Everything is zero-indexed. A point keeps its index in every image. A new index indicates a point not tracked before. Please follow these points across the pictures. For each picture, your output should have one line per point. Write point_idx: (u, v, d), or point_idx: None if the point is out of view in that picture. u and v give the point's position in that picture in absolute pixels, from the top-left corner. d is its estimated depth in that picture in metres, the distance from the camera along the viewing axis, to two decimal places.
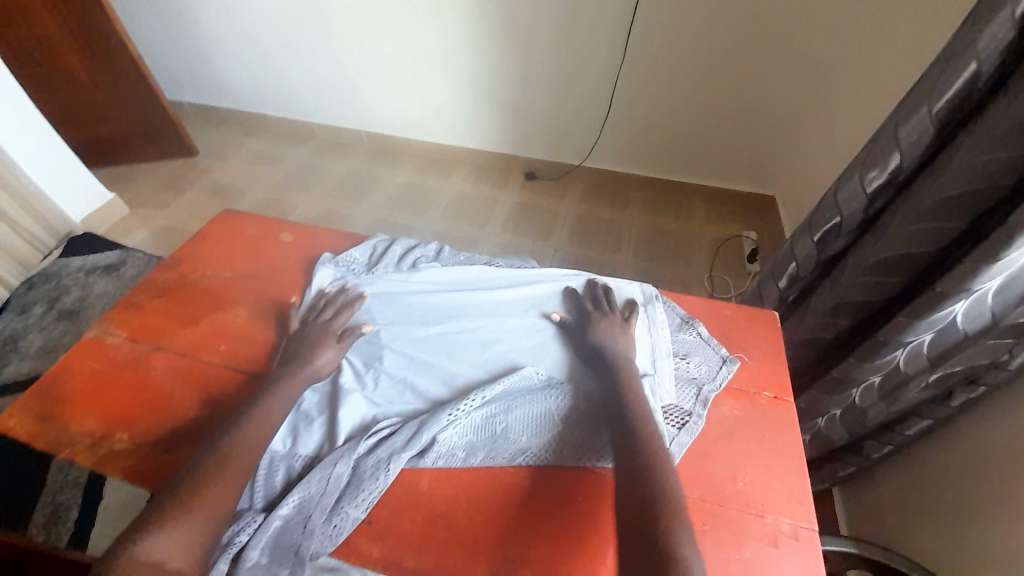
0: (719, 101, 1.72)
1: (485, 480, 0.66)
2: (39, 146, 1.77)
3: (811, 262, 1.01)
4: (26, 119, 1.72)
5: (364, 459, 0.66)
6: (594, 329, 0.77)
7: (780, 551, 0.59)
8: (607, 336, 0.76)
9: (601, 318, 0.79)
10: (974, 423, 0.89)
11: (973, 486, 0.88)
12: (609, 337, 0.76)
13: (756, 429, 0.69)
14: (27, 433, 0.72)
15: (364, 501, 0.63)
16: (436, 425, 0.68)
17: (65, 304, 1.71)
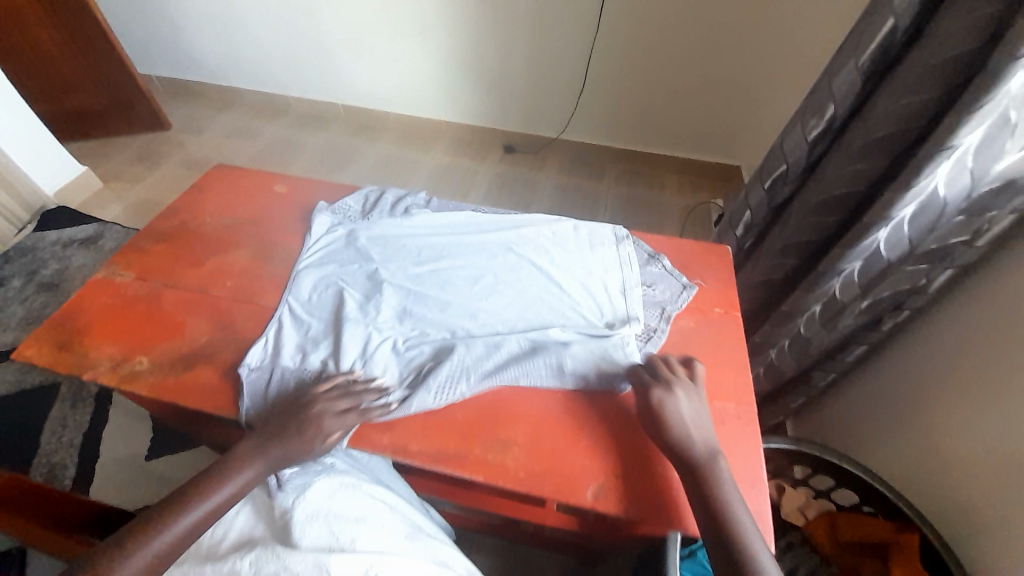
0: (687, 74, 1.82)
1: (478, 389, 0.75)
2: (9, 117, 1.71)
3: (762, 209, 1.14)
4: None
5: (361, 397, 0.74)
6: (656, 412, 0.67)
7: (728, 428, 0.71)
8: (671, 420, 0.66)
9: (663, 391, 0.69)
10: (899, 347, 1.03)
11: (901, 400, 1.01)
12: (675, 421, 0.66)
13: (708, 339, 0.81)
14: (49, 359, 0.78)
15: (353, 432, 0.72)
16: (422, 400, 0.72)
17: (45, 276, 1.68)
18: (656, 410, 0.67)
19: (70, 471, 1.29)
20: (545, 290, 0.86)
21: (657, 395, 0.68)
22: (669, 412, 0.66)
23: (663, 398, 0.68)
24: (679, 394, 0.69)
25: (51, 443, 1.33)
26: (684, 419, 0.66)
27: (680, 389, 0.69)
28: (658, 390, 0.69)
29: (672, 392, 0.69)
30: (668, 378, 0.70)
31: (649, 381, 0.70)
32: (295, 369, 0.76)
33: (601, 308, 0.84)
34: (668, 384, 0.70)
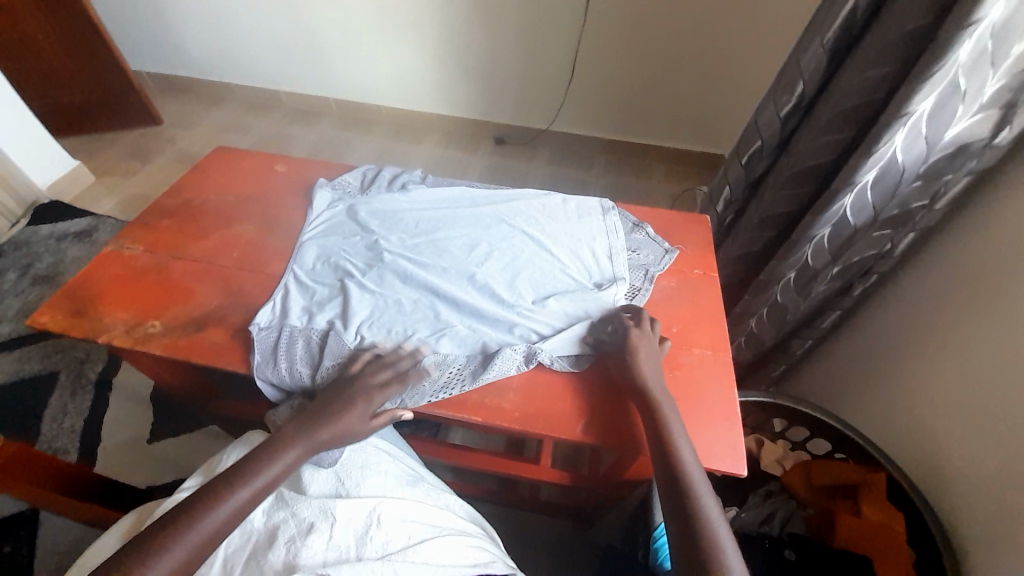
0: (670, 66, 1.88)
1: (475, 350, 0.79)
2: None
3: (741, 184, 1.21)
4: None
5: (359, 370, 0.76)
6: (630, 353, 0.73)
7: (705, 371, 0.78)
8: (641, 361, 0.72)
9: (639, 336, 0.75)
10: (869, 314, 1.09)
11: (872, 361, 1.08)
12: (644, 362, 0.72)
13: (689, 297, 0.87)
14: (62, 324, 0.84)
15: None
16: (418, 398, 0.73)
17: (40, 269, 1.67)
18: (631, 352, 0.73)
19: (73, 454, 1.29)
20: (539, 277, 0.87)
21: (633, 338, 0.75)
22: (640, 353, 0.73)
23: (638, 341, 0.74)
24: (648, 341, 0.76)
25: (50, 429, 1.33)
26: (650, 362, 0.73)
27: (650, 337, 0.76)
28: (635, 334, 0.75)
29: (644, 337, 0.75)
30: (639, 326, 0.77)
31: (628, 326, 0.77)
32: (304, 327, 0.81)
33: (589, 270, 0.89)
34: (641, 330, 0.76)
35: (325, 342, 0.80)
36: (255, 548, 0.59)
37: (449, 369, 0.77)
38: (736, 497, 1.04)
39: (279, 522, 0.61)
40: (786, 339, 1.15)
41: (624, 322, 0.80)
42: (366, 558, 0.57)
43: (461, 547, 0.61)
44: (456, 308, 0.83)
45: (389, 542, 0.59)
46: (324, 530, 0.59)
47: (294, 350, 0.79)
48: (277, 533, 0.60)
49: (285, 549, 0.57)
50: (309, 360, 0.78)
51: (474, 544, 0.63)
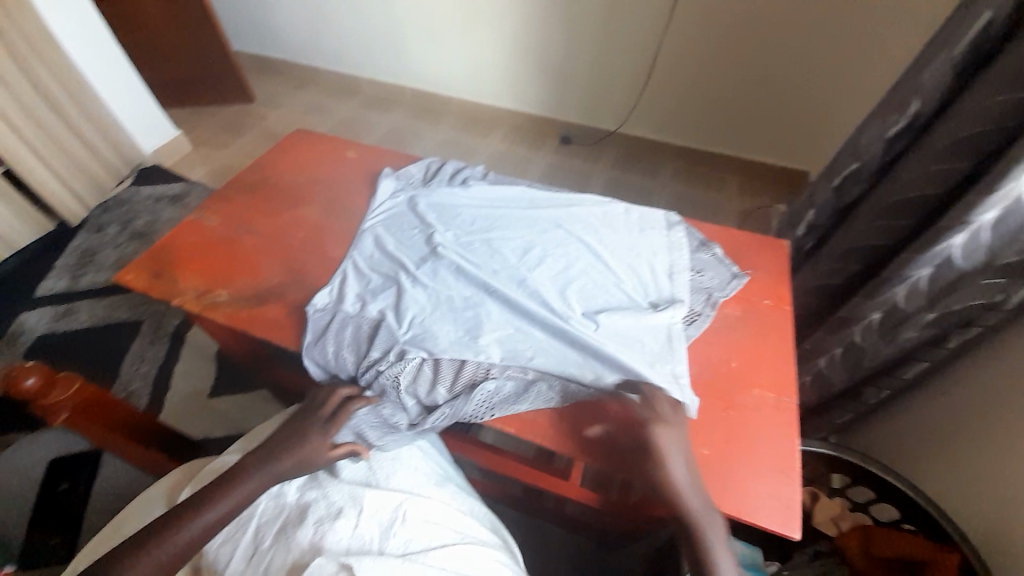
0: (759, 73, 1.74)
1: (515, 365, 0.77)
2: (114, 79, 1.85)
3: (828, 209, 1.10)
4: (102, 49, 1.78)
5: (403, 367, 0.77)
6: (657, 450, 0.65)
7: (764, 414, 0.72)
8: (669, 460, 0.64)
9: (663, 429, 0.67)
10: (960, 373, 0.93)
11: (960, 426, 0.94)
12: (673, 462, 0.64)
13: (754, 329, 0.80)
14: (143, 283, 0.92)
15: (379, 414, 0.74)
16: (457, 408, 0.73)
17: (138, 226, 1.85)
18: (657, 448, 0.65)
19: (145, 397, 1.42)
20: (592, 292, 0.83)
21: (658, 432, 0.66)
22: (667, 449, 0.65)
23: (666, 433, 0.66)
24: (674, 430, 0.67)
25: (129, 372, 1.47)
26: (680, 459, 0.65)
27: (677, 426, 0.67)
28: (659, 426, 0.67)
29: (669, 427, 0.67)
30: (662, 412, 0.68)
31: (651, 414, 0.68)
32: (357, 314, 0.84)
33: (646, 288, 0.84)
34: (666, 420, 0.67)
35: (374, 333, 0.81)
36: (285, 522, 0.61)
37: (491, 373, 0.75)
38: (779, 553, 0.99)
39: (310, 502, 0.62)
40: (858, 386, 1.02)
41: (678, 351, 0.75)
42: (389, 553, 0.57)
43: (481, 559, 0.60)
44: (504, 309, 0.82)
45: (412, 540, 0.59)
46: (351, 517, 0.60)
47: (344, 337, 0.81)
48: (308, 512, 0.61)
49: (313, 529, 0.58)
50: (357, 348, 0.80)
51: (495, 557, 0.62)
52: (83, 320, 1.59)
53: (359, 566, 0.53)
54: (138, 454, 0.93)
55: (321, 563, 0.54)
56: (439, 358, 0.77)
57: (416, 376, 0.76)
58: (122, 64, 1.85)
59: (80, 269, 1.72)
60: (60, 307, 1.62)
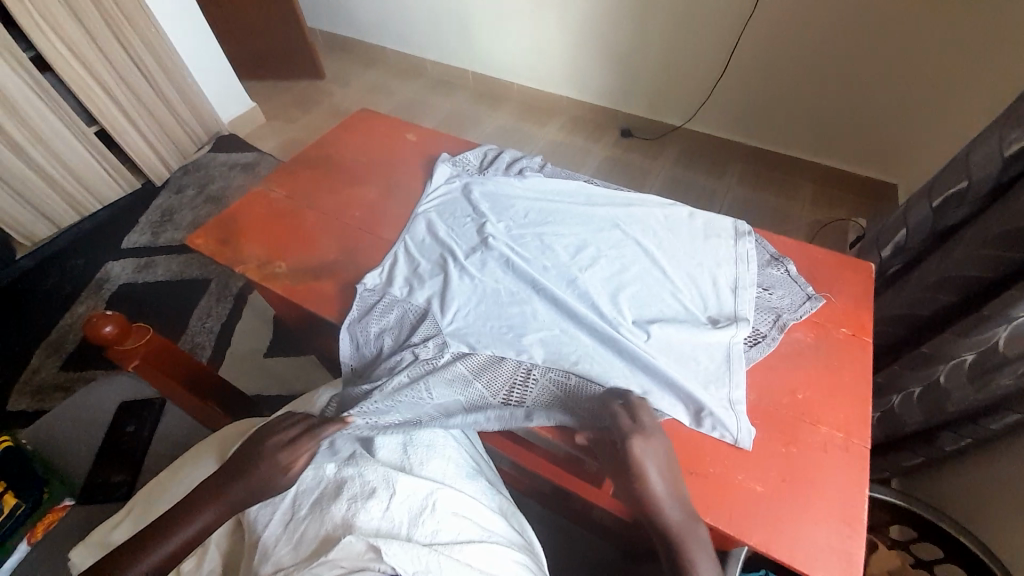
0: (850, 74, 1.57)
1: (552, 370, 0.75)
2: (198, 50, 1.95)
3: (923, 231, 0.99)
4: (190, 22, 1.88)
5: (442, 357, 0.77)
6: (635, 467, 0.59)
7: (827, 455, 0.66)
8: (647, 479, 0.59)
9: (641, 442, 0.61)
10: None
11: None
12: (652, 481, 0.59)
13: (825, 360, 0.73)
14: (211, 248, 0.97)
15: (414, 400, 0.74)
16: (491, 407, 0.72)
17: (212, 190, 1.97)
18: (632, 465, 0.59)
19: (206, 352, 1.52)
20: (643, 302, 0.79)
21: (635, 446, 0.60)
22: (644, 467, 0.59)
23: (641, 444, 0.61)
24: (654, 442, 0.62)
25: (194, 326, 1.58)
26: (659, 476, 0.59)
27: (660, 439, 0.62)
28: (634, 439, 0.61)
29: (646, 440, 0.61)
30: (638, 422, 0.63)
31: (628, 427, 0.63)
32: (404, 300, 0.85)
33: (705, 301, 0.79)
34: (644, 432, 0.62)
35: (419, 320, 0.82)
36: (322, 494, 0.62)
37: (531, 373, 0.74)
38: None
39: (346, 477, 0.63)
40: (934, 429, 0.91)
41: (733, 373, 0.70)
42: (416, 540, 0.57)
43: (506, 560, 0.59)
44: (550, 307, 0.80)
45: (441, 531, 0.58)
46: (383, 500, 0.60)
47: (389, 321, 0.83)
48: (343, 487, 0.62)
49: (346, 507, 0.59)
50: (401, 333, 0.82)
51: (517, 559, 0.61)
52: (158, 274, 1.72)
53: (388, 550, 0.53)
54: (201, 414, 0.90)
55: (350, 542, 0.55)
56: (479, 352, 0.77)
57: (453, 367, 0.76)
58: (205, 36, 1.95)
59: (160, 226, 1.86)
60: (141, 260, 1.76)
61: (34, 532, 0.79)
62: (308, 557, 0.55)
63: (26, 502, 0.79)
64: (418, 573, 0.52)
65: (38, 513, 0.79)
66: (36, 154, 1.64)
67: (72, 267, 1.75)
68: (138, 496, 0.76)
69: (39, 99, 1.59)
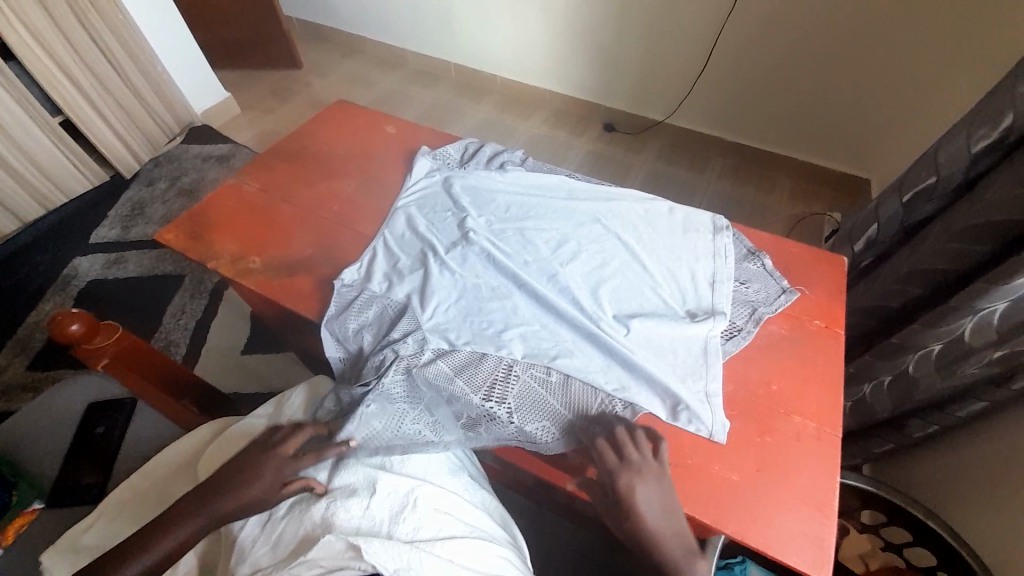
0: (827, 72, 1.60)
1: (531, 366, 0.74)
2: (169, 37, 1.88)
3: (894, 225, 1.02)
4: (161, 9, 1.81)
5: (422, 354, 0.77)
6: (629, 508, 0.58)
7: (801, 445, 0.67)
8: (641, 517, 0.58)
9: (631, 480, 0.60)
10: (1003, 422, 0.83)
11: (992, 481, 0.84)
12: (646, 518, 0.58)
13: (801, 352, 0.75)
14: (182, 244, 0.95)
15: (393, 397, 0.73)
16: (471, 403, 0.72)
17: (186, 183, 1.91)
18: (625, 505, 0.58)
19: (181, 349, 1.48)
20: (623, 296, 0.80)
21: (627, 486, 0.59)
22: (637, 504, 0.58)
23: (635, 485, 0.59)
24: (646, 478, 0.60)
25: (169, 323, 1.53)
26: (653, 512, 0.59)
27: (651, 473, 0.61)
28: (624, 478, 0.60)
29: (638, 478, 0.60)
30: (627, 458, 0.61)
31: (616, 465, 0.61)
32: (384, 295, 0.84)
33: (684, 295, 0.80)
34: (635, 470, 0.60)
35: (399, 315, 0.81)
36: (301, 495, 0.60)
37: (513, 369, 0.74)
38: None
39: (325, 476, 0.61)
40: (904, 417, 0.94)
41: (710, 367, 0.71)
42: (398, 538, 0.56)
43: (488, 555, 0.59)
44: (532, 302, 0.80)
45: (422, 528, 0.57)
46: (363, 498, 0.59)
47: (368, 318, 0.82)
48: (323, 486, 0.61)
49: (325, 507, 0.58)
50: (381, 329, 0.81)
51: (500, 554, 0.61)
52: (129, 270, 1.66)
53: (368, 549, 0.52)
54: (179, 416, 0.87)
55: (329, 541, 0.54)
56: (459, 349, 0.77)
57: (434, 364, 0.76)
58: (176, 23, 1.87)
59: (131, 220, 1.80)
60: (111, 255, 1.70)
61: (5, 535, 0.76)
62: (286, 558, 0.54)
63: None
64: (398, 571, 0.51)
65: (8, 516, 0.77)
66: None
67: (37, 263, 1.68)
68: (109, 499, 0.73)
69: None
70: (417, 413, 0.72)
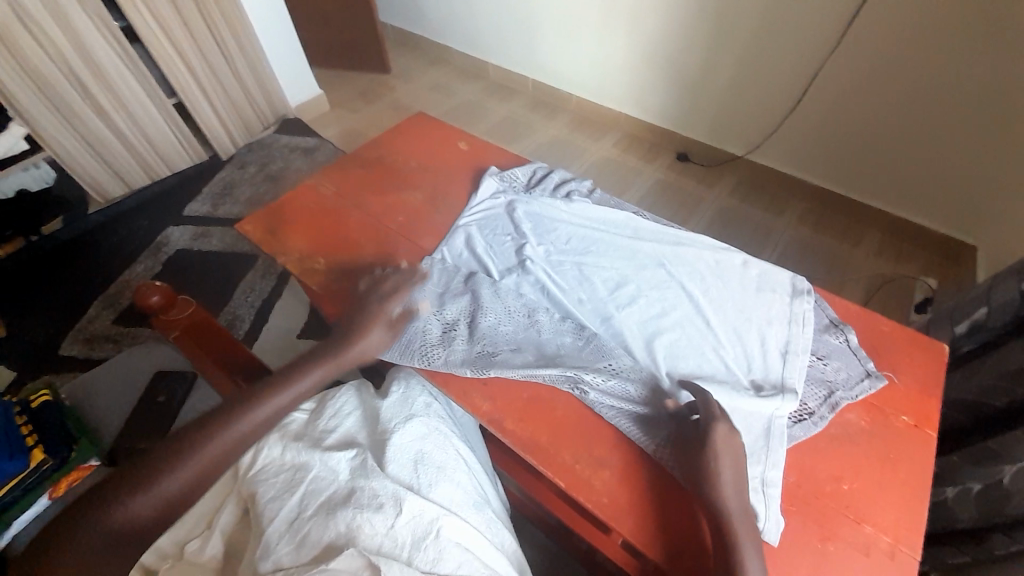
0: (936, 126, 1.45)
1: (578, 418, 0.73)
2: (275, 35, 2.03)
3: (1007, 312, 0.89)
4: (271, 9, 1.96)
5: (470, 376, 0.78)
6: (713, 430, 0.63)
7: (868, 559, 0.59)
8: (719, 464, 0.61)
9: (723, 430, 0.63)
10: None
11: None
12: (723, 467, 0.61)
13: (879, 451, 0.67)
14: (257, 236, 1.01)
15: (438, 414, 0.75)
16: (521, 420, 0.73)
17: (271, 170, 2.05)
18: (710, 447, 0.62)
19: (245, 325, 1.57)
20: (680, 355, 0.75)
21: (715, 431, 0.63)
22: (719, 454, 0.61)
23: (721, 432, 0.62)
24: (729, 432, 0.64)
25: (237, 299, 1.64)
26: (731, 468, 0.61)
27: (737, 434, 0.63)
28: (716, 423, 0.63)
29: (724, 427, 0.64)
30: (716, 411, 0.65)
31: (716, 412, 0.65)
32: (441, 330, 0.82)
33: (750, 363, 0.74)
34: (727, 425, 0.64)
35: (443, 345, 0.80)
36: (332, 501, 0.60)
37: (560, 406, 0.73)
38: None
39: (358, 486, 0.61)
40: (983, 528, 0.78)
41: (773, 449, 0.65)
42: (416, 566, 0.55)
43: None
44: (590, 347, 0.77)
45: (443, 560, 0.56)
46: (389, 516, 0.58)
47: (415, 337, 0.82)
48: (353, 495, 0.60)
49: (352, 516, 0.58)
50: (422, 357, 0.79)
51: None
52: (210, 244, 1.80)
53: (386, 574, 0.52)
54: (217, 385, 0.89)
55: (351, 554, 0.54)
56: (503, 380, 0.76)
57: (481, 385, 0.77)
58: (283, 24, 2.03)
59: (220, 199, 1.95)
60: (198, 229, 1.85)
61: (57, 487, 0.84)
62: (309, 563, 0.54)
63: (51, 459, 0.83)
64: None
65: (64, 470, 0.84)
66: (116, 118, 1.76)
67: (137, 226, 1.86)
68: None
69: (126, 68, 1.70)
70: (450, 453, 0.70)
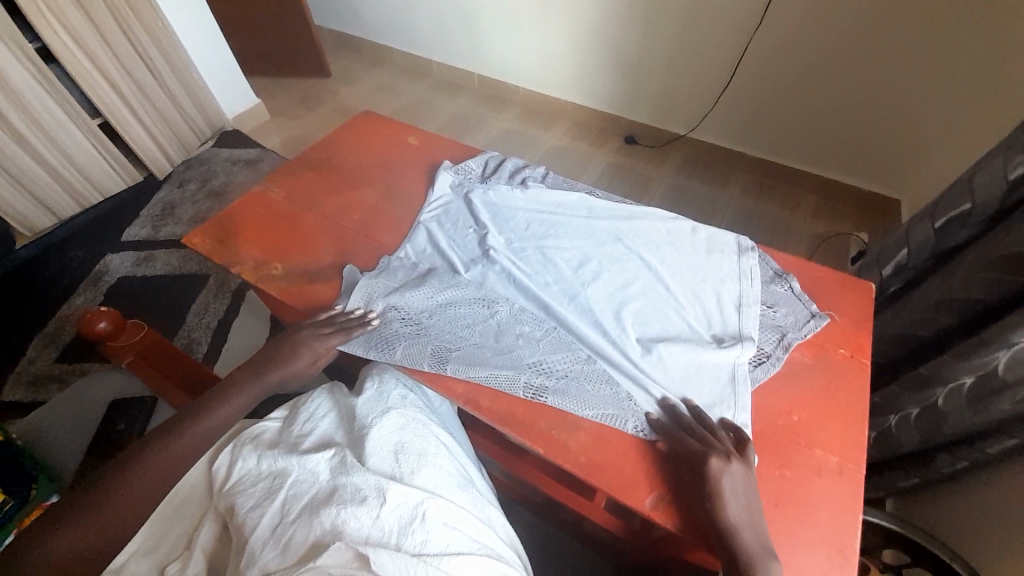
0: (853, 92, 1.57)
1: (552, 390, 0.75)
2: (204, 45, 1.95)
3: (925, 250, 0.98)
4: (196, 16, 1.88)
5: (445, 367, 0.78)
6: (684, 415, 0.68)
7: (821, 479, 0.65)
8: (724, 502, 0.60)
9: (719, 464, 0.62)
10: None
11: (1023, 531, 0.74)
12: (729, 504, 0.60)
13: (822, 382, 0.73)
14: (206, 248, 0.98)
15: (424, 409, 0.76)
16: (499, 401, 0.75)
17: (214, 185, 1.96)
18: (710, 484, 0.61)
19: (202, 348, 1.51)
20: (642, 322, 0.79)
21: (711, 467, 0.62)
22: (725, 491, 0.61)
23: (726, 472, 0.61)
24: (734, 464, 0.62)
25: (192, 321, 1.57)
26: (739, 504, 0.60)
27: (739, 466, 0.62)
28: (712, 459, 0.62)
29: (724, 462, 0.62)
30: (713, 446, 0.64)
31: (703, 449, 0.64)
32: (358, 319, 0.84)
33: (709, 319, 0.79)
34: (723, 457, 0.63)
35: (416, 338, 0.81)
36: (314, 500, 0.60)
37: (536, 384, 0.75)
38: None
39: (339, 484, 0.61)
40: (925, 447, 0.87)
41: (732, 393, 0.70)
42: (406, 550, 0.56)
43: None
44: (549, 338, 0.79)
45: (431, 540, 0.57)
46: (373, 507, 0.59)
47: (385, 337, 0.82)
48: (335, 492, 0.60)
49: (336, 512, 0.58)
50: (390, 352, 0.80)
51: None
52: (157, 268, 1.71)
53: (375, 560, 0.54)
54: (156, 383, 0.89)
55: (339, 548, 0.55)
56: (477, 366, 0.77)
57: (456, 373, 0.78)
58: (212, 31, 1.95)
59: (161, 219, 1.86)
60: (141, 253, 1.76)
61: None
62: (295, 562, 0.55)
63: None
64: None
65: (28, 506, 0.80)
66: (37, 144, 1.64)
67: (71, 257, 1.75)
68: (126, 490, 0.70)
69: (42, 88, 1.59)
70: (433, 446, 0.70)
